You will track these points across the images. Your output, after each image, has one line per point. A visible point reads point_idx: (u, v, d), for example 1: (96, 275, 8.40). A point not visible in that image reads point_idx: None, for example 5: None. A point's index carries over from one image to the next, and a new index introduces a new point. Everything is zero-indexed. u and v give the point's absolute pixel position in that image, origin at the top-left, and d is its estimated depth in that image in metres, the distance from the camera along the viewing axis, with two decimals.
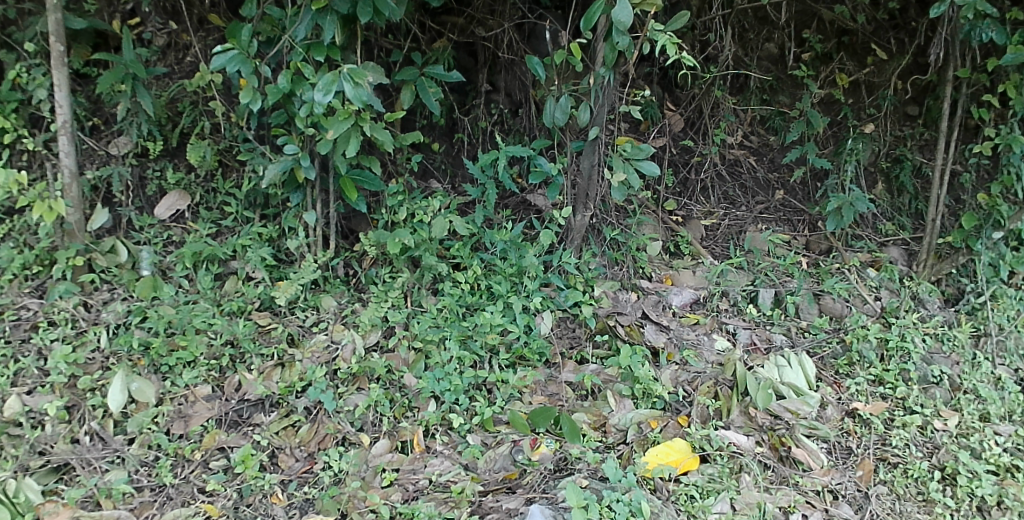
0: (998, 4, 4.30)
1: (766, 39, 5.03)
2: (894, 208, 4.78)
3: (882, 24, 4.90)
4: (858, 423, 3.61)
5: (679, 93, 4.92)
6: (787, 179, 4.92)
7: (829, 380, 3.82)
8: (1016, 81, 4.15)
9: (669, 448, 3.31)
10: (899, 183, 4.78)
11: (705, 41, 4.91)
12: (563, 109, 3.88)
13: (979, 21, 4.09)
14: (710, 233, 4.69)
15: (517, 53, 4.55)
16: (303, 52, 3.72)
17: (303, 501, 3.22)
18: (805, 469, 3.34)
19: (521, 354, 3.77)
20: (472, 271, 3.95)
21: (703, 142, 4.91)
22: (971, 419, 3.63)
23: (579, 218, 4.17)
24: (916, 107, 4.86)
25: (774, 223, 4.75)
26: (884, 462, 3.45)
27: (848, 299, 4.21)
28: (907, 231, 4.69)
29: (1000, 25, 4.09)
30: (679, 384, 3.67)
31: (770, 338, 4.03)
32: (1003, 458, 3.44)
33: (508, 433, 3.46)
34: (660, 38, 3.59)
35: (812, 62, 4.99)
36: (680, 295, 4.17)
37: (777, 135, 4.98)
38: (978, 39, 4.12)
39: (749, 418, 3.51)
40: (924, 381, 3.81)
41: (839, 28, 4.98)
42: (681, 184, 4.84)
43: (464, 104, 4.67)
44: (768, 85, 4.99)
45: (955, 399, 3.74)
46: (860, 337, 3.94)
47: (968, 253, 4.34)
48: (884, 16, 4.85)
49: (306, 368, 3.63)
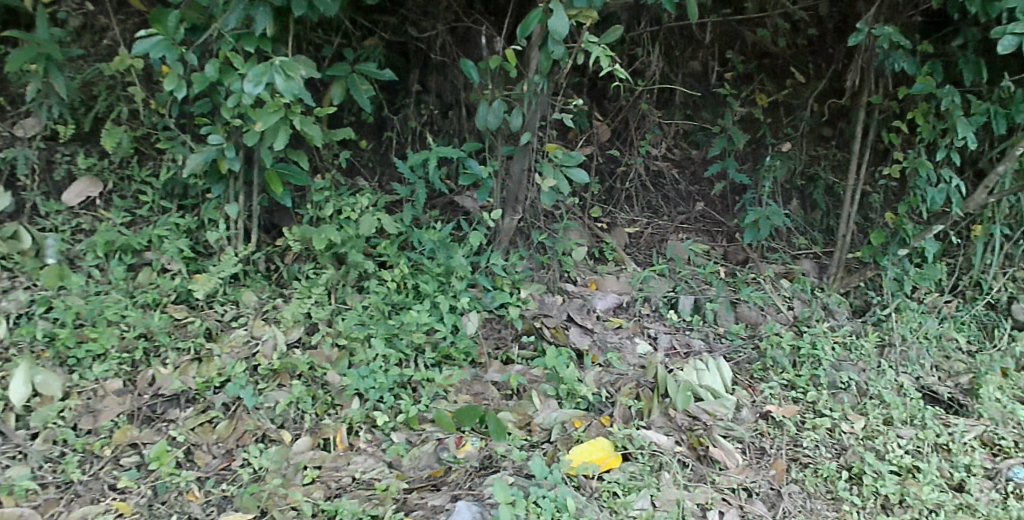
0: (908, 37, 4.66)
1: (691, 57, 5.23)
2: (808, 224, 5.05)
3: (801, 49, 5.15)
4: (771, 425, 3.73)
5: (607, 104, 5.07)
6: (708, 191, 5.13)
7: (744, 383, 3.97)
8: (924, 109, 4.46)
9: (592, 447, 3.34)
10: (813, 200, 5.06)
11: (633, 55, 5.07)
12: (496, 114, 3.91)
13: (892, 51, 4.38)
14: (634, 241, 4.83)
15: (450, 56, 4.59)
16: (233, 42, 3.66)
17: (221, 499, 3.13)
18: (721, 468, 3.42)
19: (447, 354, 3.76)
20: (398, 270, 3.90)
21: (629, 152, 5.08)
22: (875, 423, 3.80)
23: (508, 220, 4.20)
24: (830, 128, 5.08)
25: (694, 233, 4.95)
26: (796, 462, 3.57)
27: (763, 307, 4.40)
28: (818, 245, 4.99)
29: (910, 57, 4.41)
30: (602, 385, 3.73)
31: (689, 343, 4.15)
32: (905, 459, 3.61)
33: (433, 431, 3.43)
34: (594, 50, 3.70)
35: (734, 81, 5.21)
36: (604, 299, 4.25)
37: (698, 150, 5.20)
38: (890, 68, 4.42)
39: (668, 418, 3.57)
40: (832, 386, 3.98)
41: (761, 51, 5.22)
42: (606, 192, 4.99)
43: (393, 103, 4.64)
44: (692, 101, 5.21)
45: (861, 404, 3.92)
46: (773, 344, 4.11)
47: (875, 268, 4.72)
48: (803, 41, 5.11)
49: (225, 363, 3.53)
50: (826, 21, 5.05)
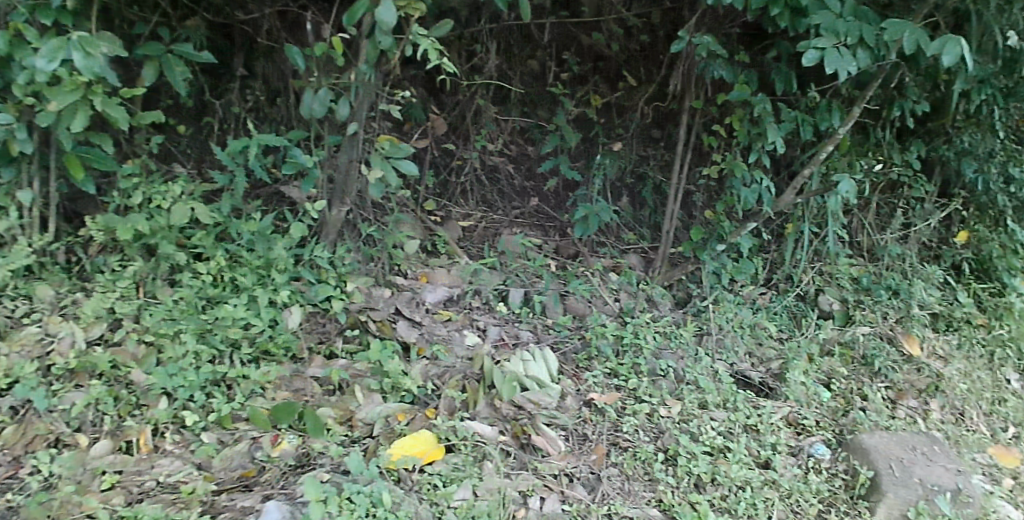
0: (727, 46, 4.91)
1: (529, 56, 5.27)
2: (637, 220, 5.26)
3: (633, 55, 5.25)
4: (593, 412, 3.83)
5: (444, 97, 5.08)
6: (542, 186, 5.23)
7: (569, 373, 4.07)
8: (740, 115, 4.73)
9: (415, 440, 3.29)
10: (641, 197, 5.28)
11: (471, 51, 5.06)
12: (322, 102, 3.75)
13: (711, 60, 4.61)
14: (468, 234, 4.87)
15: (277, 41, 4.38)
16: (26, 13, 3.35)
17: (4, 510, 2.85)
18: (543, 455, 3.47)
19: (266, 349, 3.61)
20: (215, 262, 3.70)
21: (466, 147, 5.11)
22: (692, 406, 3.98)
23: (335, 212, 4.07)
24: (658, 131, 5.30)
25: (527, 228, 5.07)
26: (616, 446, 3.69)
27: (590, 299, 4.52)
28: (645, 240, 5.21)
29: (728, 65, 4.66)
30: (429, 378, 3.68)
31: (518, 334, 4.20)
32: (717, 440, 3.80)
33: (247, 430, 3.29)
34: (422, 43, 3.62)
35: (569, 82, 5.31)
36: (434, 292, 4.21)
37: (534, 146, 5.27)
38: (710, 75, 4.65)
39: (493, 409, 3.58)
40: (652, 374, 4.14)
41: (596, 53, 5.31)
42: (441, 186, 5.03)
43: (216, 87, 4.42)
44: (529, 99, 5.28)
45: (679, 389, 4.10)
46: (598, 334, 4.24)
47: (695, 262, 5.00)
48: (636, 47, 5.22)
49: (12, 363, 3.21)
50: (658, 28, 5.15)
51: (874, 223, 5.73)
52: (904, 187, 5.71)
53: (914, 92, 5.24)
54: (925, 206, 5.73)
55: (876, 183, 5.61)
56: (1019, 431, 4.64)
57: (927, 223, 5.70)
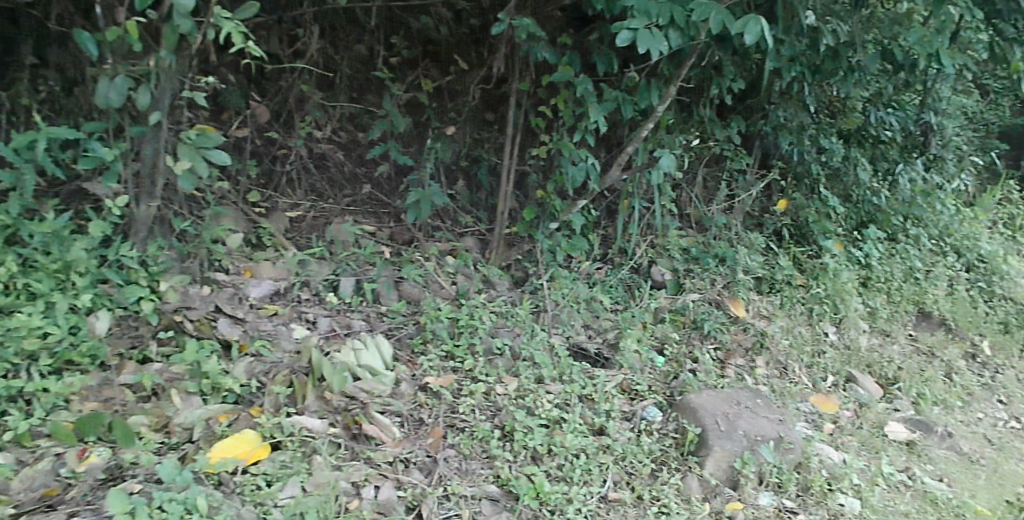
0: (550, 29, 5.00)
1: (357, 40, 5.14)
2: (474, 203, 5.29)
3: (464, 38, 5.22)
4: (429, 396, 3.83)
5: (266, 84, 4.94)
6: (374, 172, 5.13)
7: (405, 359, 4.03)
8: (565, 96, 4.81)
9: (237, 441, 3.19)
10: (477, 179, 5.32)
11: (295, 36, 4.99)
12: (119, 91, 3.45)
13: (533, 43, 4.66)
14: (296, 225, 4.73)
15: (69, 26, 4.03)
16: None
17: None
18: (376, 444, 3.44)
19: (69, 359, 3.38)
20: (5, 268, 3.37)
21: (290, 135, 4.94)
22: (527, 382, 4.06)
23: (144, 209, 3.82)
24: (492, 113, 5.33)
25: (360, 216, 4.99)
26: (452, 428, 3.70)
27: (424, 284, 4.49)
28: (483, 223, 5.25)
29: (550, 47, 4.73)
30: (253, 376, 3.56)
31: (349, 324, 4.13)
32: (552, 412, 3.89)
33: (48, 448, 3.08)
34: (224, 26, 3.40)
35: (399, 66, 5.23)
36: (259, 287, 4.09)
37: (365, 133, 5.14)
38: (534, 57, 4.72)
39: (324, 402, 3.49)
40: (488, 353, 4.19)
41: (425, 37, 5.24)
42: (266, 176, 4.85)
43: (3, 77, 4.07)
44: (358, 84, 5.17)
45: (515, 367, 4.17)
46: (433, 318, 4.22)
47: (530, 242, 5.13)
48: (466, 31, 5.18)
49: None
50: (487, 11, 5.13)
51: (701, 196, 6.10)
52: (727, 160, 6.18)
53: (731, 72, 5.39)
54: (747, 178, 6.24)
55: (701, 155, 6.06)
56: (836, 381, 5.20)
57: (749, 193, 6.21)
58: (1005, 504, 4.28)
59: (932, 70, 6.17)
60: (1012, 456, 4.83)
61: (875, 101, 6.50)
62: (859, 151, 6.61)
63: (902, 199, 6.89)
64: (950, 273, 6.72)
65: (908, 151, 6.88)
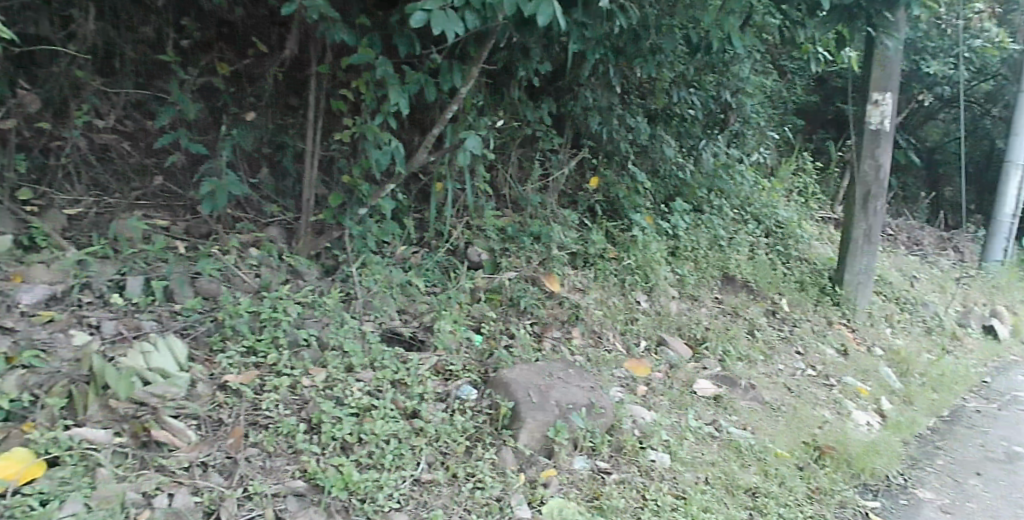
0: (349, 9, 4.82)
1: (142, 22, 4.78)
2: (279, 191, 5.11)
3: (262, 19, 5.03)
4: (228, 395, 3.78)
5: (35, 70, 4.50)
6: (165, 163, 4.82)
7: (201, 358, 3.94)
8: (366, 79, 4.71)
9: (7, 461, 3.10)
10: (282, 167, 5.13)
11: (67, 17, 4.57)
12: None
13: (329, 24, 4.50)
14: (75, 223, 4.41)
15: None
16: None
17: None
18: (169, 450, 3.44)
19: None
20: None
21: (63, 126, 4.54)
22: (336, 372, 4.09)
23: None
24: (296, 98, 5.15)
25: (151, 210, 4.69)
26: (255, 426, 3.69)
27: (221, 279, 4.37)
28: (290, 211, 5.09)
29: (349, 28, 4.58)
30: (26, 389, 3.36)
31: (138, 326, 3.94)
32: (363, 400, 3.95)
33: None
34: None
35: (191, 50, 4.92)
36: (30, 292, 3.84)
37: (154, 121, 4.82)
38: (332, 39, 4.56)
39: (109, 410, 3.43)
40: (294, 345, 4.16)
41: (220, 19, 5.00)
42: (37, 171, 4.46)
43: None
44: (145, 68, 4.82)
45: (323, 357, 4.16)
46: (232, 314, 4.14)
47: (339, 229, 4.99)
48: (263, 12, 5.00)
49: None
50: None
51: (516, 176, 6.25)
52: (540, 140, 6.36)
53: (536, 55, 5.55)
54: (559, 157, 6.51)
55: (514, 134, 6.18)
56: (648, 345, 5.52)
57: (562, 171, 6.47)
58: (801, 446, 4.75)
59: (724, 53, 6.71)
60: (808, 401, 5.44)
61: (680, 82, 7.05)
62: (665, 128, 7.21)
63: (707, 172, 7.53)
64: (750, 240, 7.48)
65: (709, 128, 7.61)
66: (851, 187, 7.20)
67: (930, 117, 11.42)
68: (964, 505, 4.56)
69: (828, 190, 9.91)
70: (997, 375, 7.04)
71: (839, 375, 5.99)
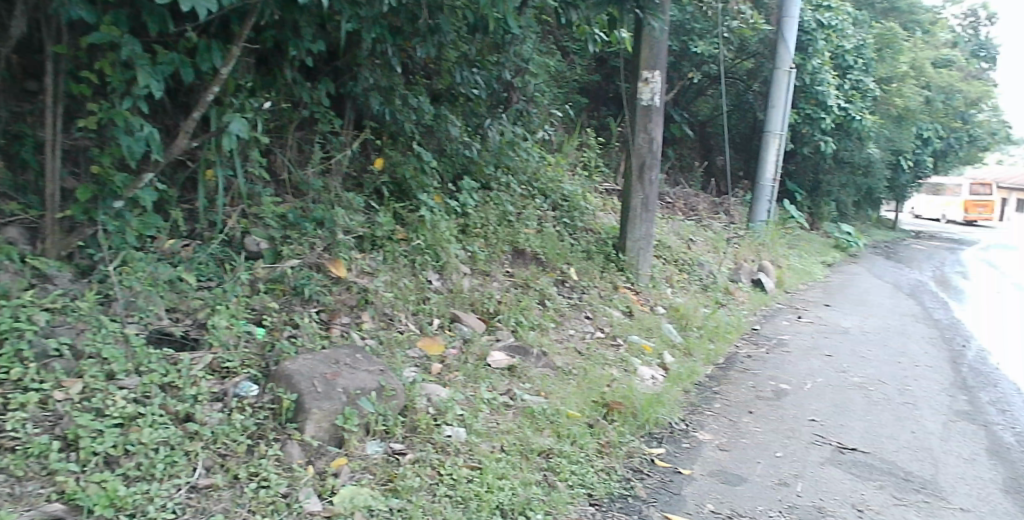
0: None
1: None
2: (18, 187, 4.59)
3: None
4: None
5: None
6: None
7: None
8: (110, 60, 4.31)
9: None
10: (21, 160, 4.59)
11: None
12: None
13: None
14: None
15: None
16: None
17: None
18: None
19: None
20: None
21: None
22: (94, 381, 3.78)
23: None
24: (35, 82, 4.65)
25: None
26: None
27: None
28: (34, 209, 4.57)
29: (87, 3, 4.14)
30: None
31: None
32: (128, 409, 3.69)
33: None
34: None
35: None
36: None
37: None
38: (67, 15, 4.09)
39: None
40: (43, 357, 3.81)
41: None
42: None
43: None
44: None
45: (78, 367, 3.84)
46: None
47: (92, 226, 4.57)
48: None
49: None
50: None
51: (295, 160, 6.04)
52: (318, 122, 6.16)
53: (308, 33, 5.31)
54: (340, 139, 6.28)
55: (291, 117, 5.97)
56: (441, 323, 5.57)
57: (344, 153, 6.23)
58: (590, 405, 5.02)
59: (504, 32, 6.84)
60: (596, 362, 5.75)
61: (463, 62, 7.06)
62: (449, 108, 7.26)
63: (493, 149, 7.63)
64: (539, 214, 7.80)
65: (493, 107, 7.67)
66: (628, 158, 7.62)
67: (700, 94, 12.58)
68: (738, 442, 5.01)
69: (612, 162, 10.70)
70: (763, 323, 7.96)
71: (625, 334, 6.43)
